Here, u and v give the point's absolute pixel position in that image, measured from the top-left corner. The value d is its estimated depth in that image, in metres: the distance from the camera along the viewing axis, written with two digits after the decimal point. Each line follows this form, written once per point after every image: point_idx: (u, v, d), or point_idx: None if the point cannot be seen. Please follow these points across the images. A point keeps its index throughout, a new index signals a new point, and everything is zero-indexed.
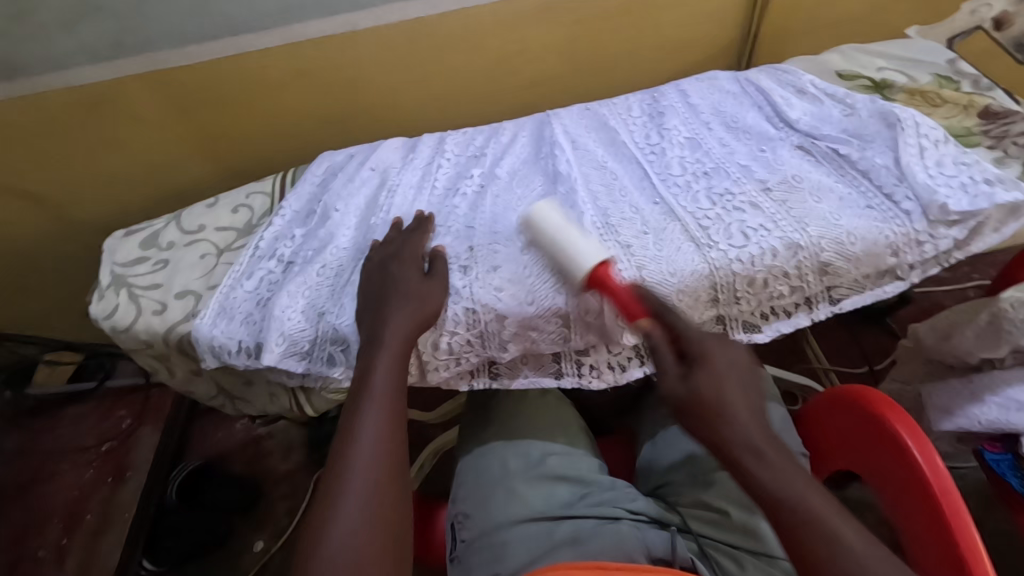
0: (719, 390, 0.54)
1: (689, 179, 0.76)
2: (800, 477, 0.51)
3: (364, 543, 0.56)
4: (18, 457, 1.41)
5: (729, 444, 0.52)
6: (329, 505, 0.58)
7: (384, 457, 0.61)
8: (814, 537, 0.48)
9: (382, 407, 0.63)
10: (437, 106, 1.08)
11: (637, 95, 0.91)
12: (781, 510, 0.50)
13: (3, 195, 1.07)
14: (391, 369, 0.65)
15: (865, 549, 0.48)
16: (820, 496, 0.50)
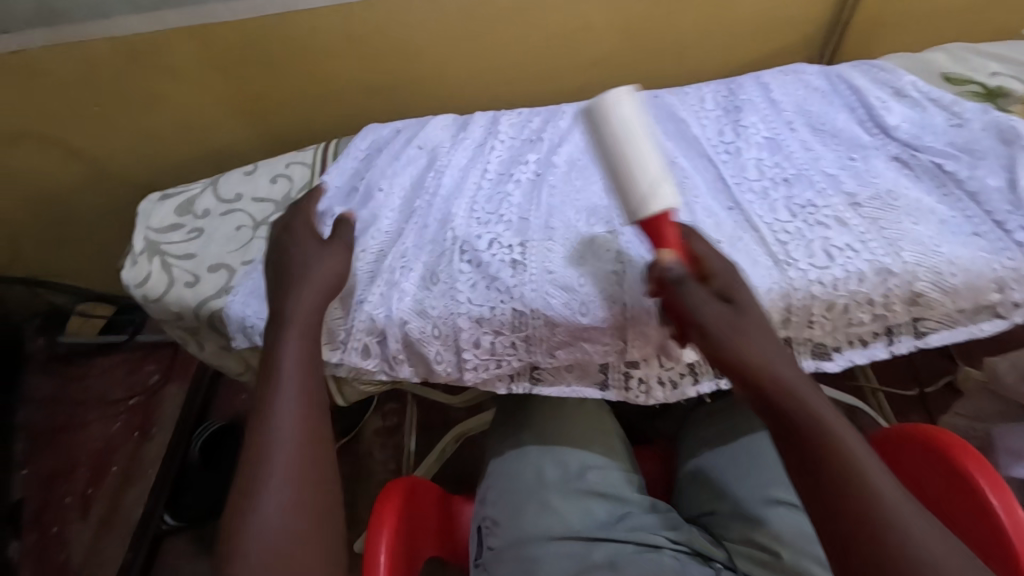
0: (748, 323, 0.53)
1: (767, 186, 0.69)
2: (839, 416, 0.48)
3: (293, 543, 0.48)
4: (46, 403, 1.39)
5: (776, 375, 0.50)
6: (245, 501, 0.49)
7: (305, 441, 0.52)
8: (852, 472, 0.45)
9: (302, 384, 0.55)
10: (491, 80, 1.02)
11: (712, 84, 0.83)
12: (820, 440, 0.46)
13: (40, 144, 1.05)
14: (306, 339, 0.58)
15: (897, 493, 0.44)
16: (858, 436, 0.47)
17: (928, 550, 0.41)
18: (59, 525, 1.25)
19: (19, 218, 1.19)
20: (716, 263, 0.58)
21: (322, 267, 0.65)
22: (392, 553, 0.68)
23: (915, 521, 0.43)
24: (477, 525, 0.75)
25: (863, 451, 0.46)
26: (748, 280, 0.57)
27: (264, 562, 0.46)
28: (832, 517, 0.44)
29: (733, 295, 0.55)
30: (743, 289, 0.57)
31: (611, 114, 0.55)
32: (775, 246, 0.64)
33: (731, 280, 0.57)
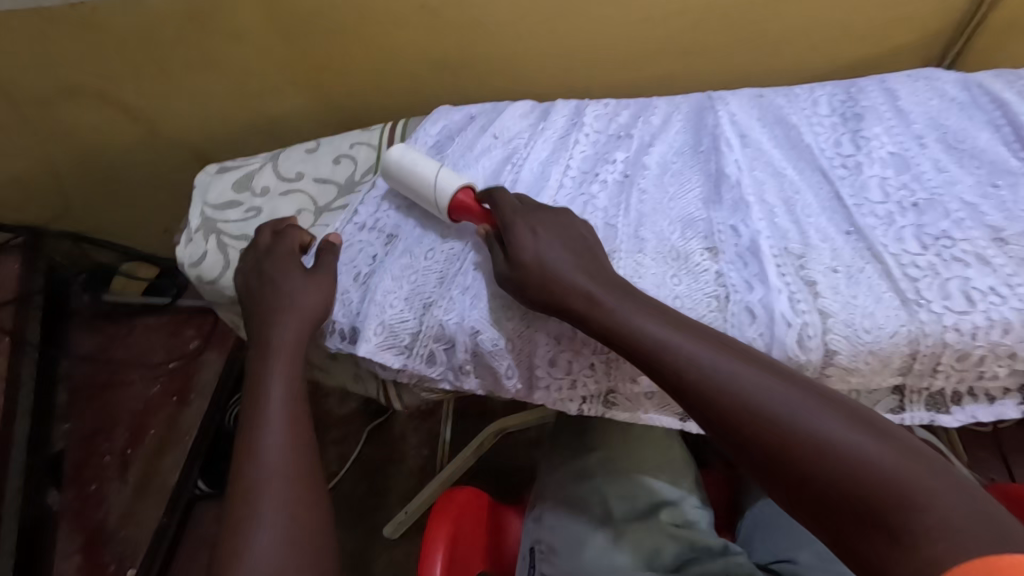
0: (600, 283, 0.58)
1: (893, 211, 0.61)
2: (718, 352, 0.52)
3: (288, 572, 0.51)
4: (86, 362, 1.32)
5: (653, 335, 0.53)
6: (238, 539, 0.52)
7: (291, 472, 0.56)
8: (740, 403, 0.48)
9: (285, 416, 0.59)
10: (571, 63, 0.94)
11: (828, 86, 0.75)
12: (703, 387, 0.50)
13: (95, 99, 1.01)
14: (291, 372, 0.62)
15: (786, 398, 0.48)
16: (740, 361, 0.51)
17: (831, 434, 0.45)
18: (98, 483, 1.18)
19: (71, 176, 1.16)
20: (526, 225, 0.61)
21: (298, 293, 0.64)
22: (446, 565, 0.64)
23: (813, 414, 0.47)
24: (529, 545, 0.70)
25: (742, 374, 0.50)
26: (576, 236, 0.61)
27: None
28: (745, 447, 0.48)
29: (568, 252, 0.60)
30: (569, 246, 0.60)
31: (386, 163, 0.71)
32: (903, 282, 0.56)
33: (554, 239, 0.60)
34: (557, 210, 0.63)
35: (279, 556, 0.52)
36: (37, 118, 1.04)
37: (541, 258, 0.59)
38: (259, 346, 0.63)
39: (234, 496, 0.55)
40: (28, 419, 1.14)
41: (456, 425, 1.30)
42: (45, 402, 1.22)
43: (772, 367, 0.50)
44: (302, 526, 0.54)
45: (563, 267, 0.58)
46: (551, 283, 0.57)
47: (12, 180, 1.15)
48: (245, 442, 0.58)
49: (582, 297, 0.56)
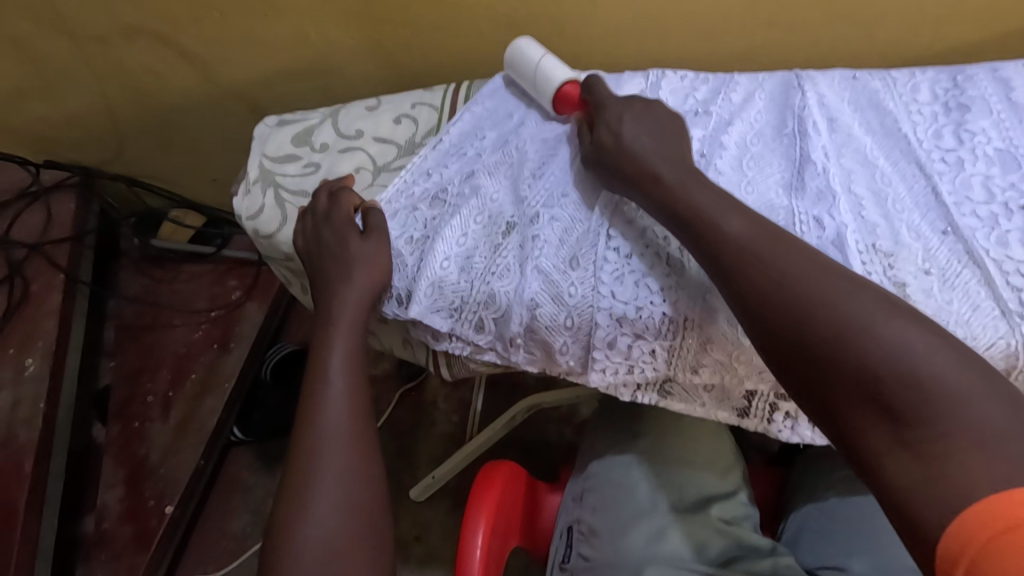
0: (669, 162, 0.60)
1: (998, 213, 0.56)
2: (757, 233, 0.52)
3: (342, 541, 0.52)
4: (133, 302, 1.35)
5: (701, 211, 0.55)
6: (295, 503, 0.53)
7: (348, 441, 0.56)
8: (773, 281, 0.49)
9: (346, 386, 0.59)
10: (643, 30, 0.88)
11: (930, 71, 0.69)
12: (739, 263, 0.51)
13: (155, 43, 1.00)
14: (350, 342, 0.61)
15: (824, 281, 0.47)
16: (780, 245, 0.50)
17: (865, 314, 0.44)
18: (141, 421, 1.21)
19: (128, 119, 1.16)
20: (614, 110, 0.66)
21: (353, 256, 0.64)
22: (489, 538, 0.64)
23: (846, 297, 0.46)
24: (569, 525, 0.70)
25: (783, 256, 0.50)
26: (665, 128, 0.65)
27: (325, 546, 0.52)
28: (769, 325, 0.48)
29: (648, 135, 0.63)
30: (651, 131, 0.64)
31: (506, 58, 0.76)
32: (1004, 292, 0.52)
33: (639, 122, 0.64)
34: (653, 104, 0.67)
35: (335, 524, 0.53)
36: (98, 58, 1.04)
37: (619, 138, 0.63)
38: (324, 310, 0.64)
39: (293, 459, 0.56)
40: (78, 354, 1.18)
41: (490, 395, 1.30)
42: (94, 337, 1.27)
43: (814, 255, 0.50)
44: (355, 496, 0.55)
45: (635, 143, 0.62)
46: (619, 158, 0.62)
47: (71, 119, 1.16)
48: (306, 406, 0.58)
49: (645, 178, 0.60)
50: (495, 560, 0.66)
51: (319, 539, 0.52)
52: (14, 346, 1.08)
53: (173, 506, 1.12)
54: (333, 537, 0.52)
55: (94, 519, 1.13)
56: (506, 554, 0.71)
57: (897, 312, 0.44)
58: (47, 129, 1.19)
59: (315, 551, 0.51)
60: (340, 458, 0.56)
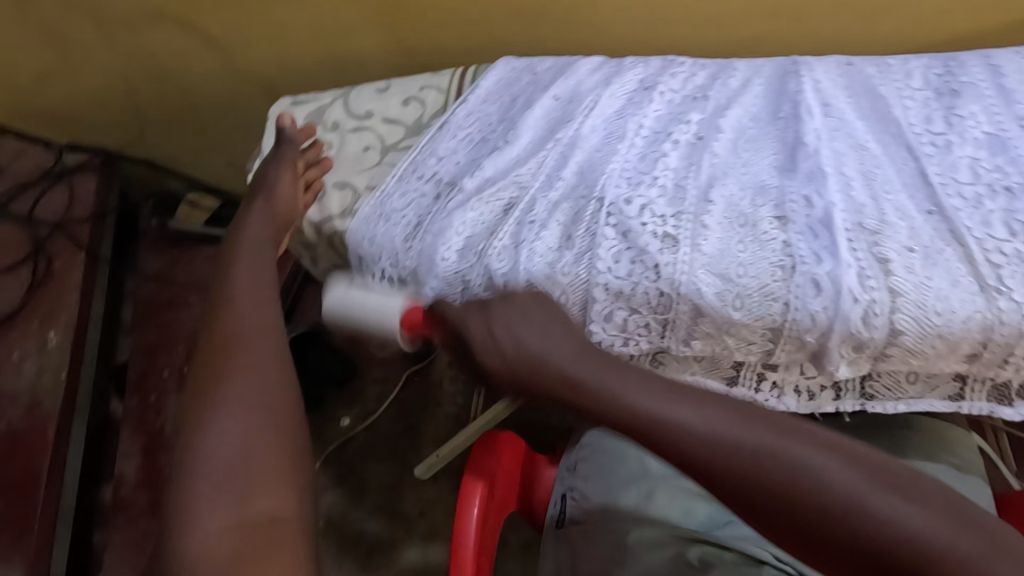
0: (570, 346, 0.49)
1: (982, 194, 0.58)
2: (710, 416, 0.43)
3: (250, 435, 0.47)
4: (151, 282, 1.39)
5: (636, 401, 0.45)
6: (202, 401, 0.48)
7: (257, 344, 0.52)
8: (746, 470, 0.40)
9: (251, 300, 0.55)
10: (646, 21, 0.91)
11: (923, 58, 0.71)
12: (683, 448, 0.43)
13: (177, 29, 1.04)
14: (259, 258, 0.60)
15: (778, 443, 0.41)
16: (741, 418, 0.43)
17: (851, 481, 0.39)
18: (157, 395, 1.26)
19: (148, 103, 1.21)
20: (482, 322, 0.52)
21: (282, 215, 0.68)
22: (484, 502, 0.66)
23: (826, 467, 0.39)
24: (562, 492, 0.74)
25: (719, 430, 0.42)
26: (536, 315, 0.52)
27: (235, 444, 0.47)
28: (775, 522, 0.40)
29: (534, 335, 0.50)
30: (539, 327, 0.50)
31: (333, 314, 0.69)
32: (984, 268, 0.54)
33: (522, 321, 0.51)
34: (513, 298, 0.54)
35: (244, 429, 0.47)
36: (122, 40, 1.08)
37: (504, 352, 0.50)
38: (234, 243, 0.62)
39: (196, 376, 0.51)
40: (98, 329, 1.22)
41: None
42: (113, 316, 1.31)
43: (781, 422, 0.42)
44: (265, 398, 0.49)
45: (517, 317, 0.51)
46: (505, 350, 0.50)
47: (95, 102, 1.21)
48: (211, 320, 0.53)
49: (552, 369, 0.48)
50: (491, 521, 0.69)
51: (226, 449, 0.46)
52: (39, 319, 1.13)
53: None
54: (242, 446, 0.47)
55: (111, 488, 1.17)
56: (503, 518, 0.74)
57: (872, 469, 0.39)
58: (72, 112, 1.23)
59: (223, 460, 0.46)
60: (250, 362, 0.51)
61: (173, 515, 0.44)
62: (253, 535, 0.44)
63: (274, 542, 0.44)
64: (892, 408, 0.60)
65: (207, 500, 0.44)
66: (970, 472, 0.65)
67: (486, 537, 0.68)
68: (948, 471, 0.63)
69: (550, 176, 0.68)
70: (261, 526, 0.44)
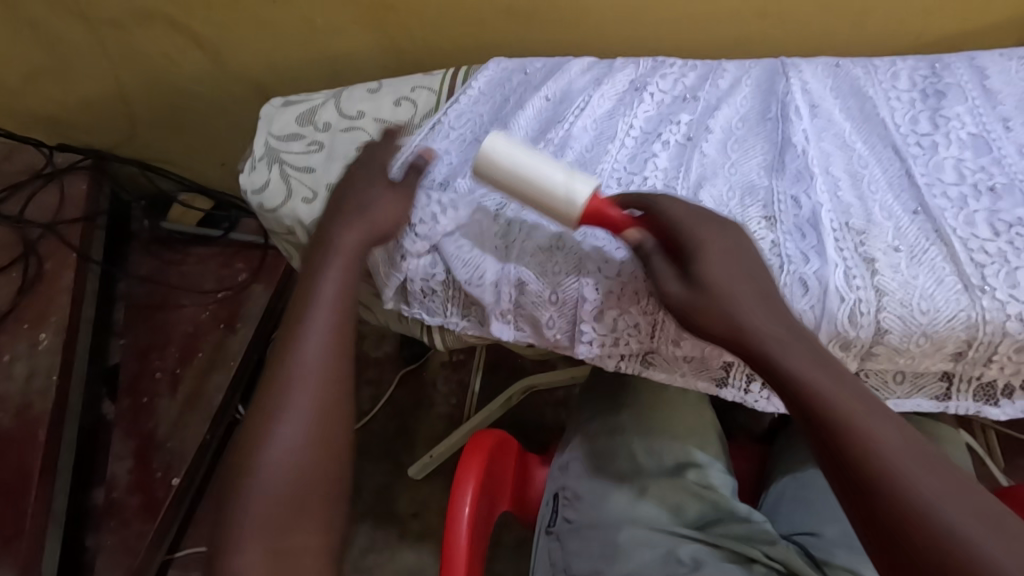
0: (778, 323, 0.52)
1: (967, 193, 0.59)
2: (815, 366, 0.50)
3: (303, 467, 0.51)
4: (143, 282, 1.38)
5: (758, 333, 0.52)
6: (268, 420, 0.52)
7: (326, 384, 0.54)
8: (838, 431, 0.47)
9: (323, 328, 0.56)
10: (637, 22, 0.92)
11: (909, 59, 0.72)
12: (856, 453, 0.46)
13: (169, 29, 1.04)
14: (346, 272, 0.60)
15: (950, 499, 0.44)
16: (840, 383, 0.49)
17: (919, 483, 0.44)
18: (149, 397, 1.25)
19: (139, 103, 1.20)
20: (695, 234, 0.56)
21: (377, 216, 0.63)
22: (476, 500, 0.67)
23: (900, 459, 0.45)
24: (554, 492, 0.74)
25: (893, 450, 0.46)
26: (713, 242, 0.56)
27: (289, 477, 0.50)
28: (848, 479, 0.47)
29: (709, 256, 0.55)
30: (729, 258, 0.55)
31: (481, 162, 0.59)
32: (968, 268, 0.54)
33: (716, 247, 0.55)
34: (718, 221, 0.57)
35: (299, 460, 0.51)
36: (112, 40, 1.07)
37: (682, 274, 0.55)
38: (324, 244, 0.61)
39: (265, 393, 0.54)
40: (89, 330, 1.22)
41: (487, 378, 1.33)
42: (105, 318, 1.30)
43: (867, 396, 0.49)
44: (331, 440, 0.53)
45: (732, 285, 0.54)
46: (695, 275, 0.54)
47: (86, 102, 1.20)
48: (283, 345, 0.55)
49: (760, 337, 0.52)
50: (483, 520, 0.70)
51: (280, 470, 0.50)
52: (29, 321, 1.12)
53: (179, 478, 1.17)
54: (293, 474, 0.50)
55: (104, 490, 1.16)
56: (495, 517, 0.75)
57: (942, 471, 0.45)
58: (62, 112, 1.22)
59: (272, 489, 0.49)
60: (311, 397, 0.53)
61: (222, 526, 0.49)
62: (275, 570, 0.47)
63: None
64: None
65: (250, 535, 0.48)
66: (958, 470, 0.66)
67: (478, 536, 0.68)
68: None
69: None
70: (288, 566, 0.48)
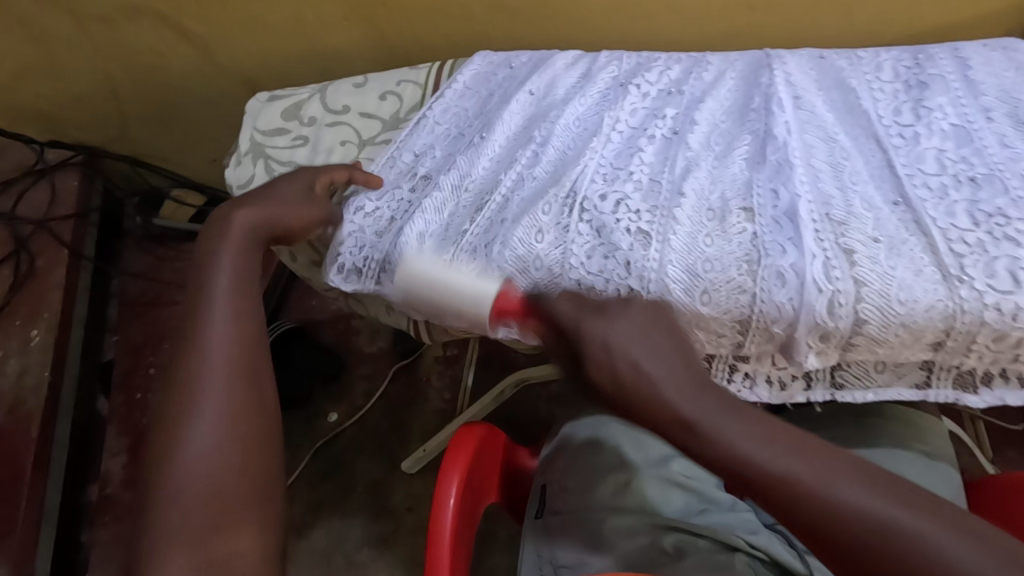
0: (688, 391, 0.44)
1: (948, 184, 0.59)
2: (763, 446, 0.41)
3: (223, 460, 0.45)
4: (136, 279, 1.38)
5: (690, 422, 0.43)
6: (175, 420, 0.46)
7: (238, 372, 0.49)
8: (817, 506, 0.39)
9: (228, 310, 0.52)
10: (625, 17, 0.92)
11: (893, 51, 0.72)
12: (835, 525, 0.38)
13: (157, 24, 1.03)
14: (245, 254, 0.57)
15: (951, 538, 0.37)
16: (795, 456, 0.41)
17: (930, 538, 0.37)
18: (142, 393, 1.25)
19: (129, 99, 1.20)
20: (592, 321, 0.49)
21: (282, 206, 0.63)
22: (461, 493, 0.67)
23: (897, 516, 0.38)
24: (541, 484, 0.75)
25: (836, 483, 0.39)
26: (624, 320, 0.48)
27: (209, 470, 0.45)
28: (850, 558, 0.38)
29: (619, 336, 0.47)
30: (635, 332, 0.47)
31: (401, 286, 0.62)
32: (947, 258, 0.54)
33: (619, 325, 0.48)
34: (631, 305, 0.50)
35: (221, 456, 0.46)
36: (101, 36, 1.07)
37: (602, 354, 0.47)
38: (215, 241, 0.57)
39: (169, 394, 0.48)
40: (82, 327, 1.22)
41: (481, 373, 1.33)
42: (98, 314, 1.30)
43: (830, 458, 0.41)
44: (247, 433, 0.47)
45: (636, 362, 0.46)
46: (605, 362, 0.46)
47: (75, 99, 1.19)
48: (184, 339, 0.50)
49: (673, 417, 0.43)
50: (467, 511, 0.69)
51: (202, 467, 0.45)
52: (21, 318, 1.12)
53: None
54: (209, 471, 0.45)
55: (98, 487, 1.17)
56: (479, 509, 0.74)
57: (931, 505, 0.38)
58: (53, 109, 1.22)
59: (188, 490, 0.44)
60: (222, 389, 0.48)
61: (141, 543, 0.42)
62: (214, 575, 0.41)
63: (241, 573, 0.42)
64: (861, 397, 0.60)
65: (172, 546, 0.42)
66: (941, 459, 0.67)
67: (461, 527, 0.67)
68: (912, 459, 0.66)
69: (524, 170, 0.69)
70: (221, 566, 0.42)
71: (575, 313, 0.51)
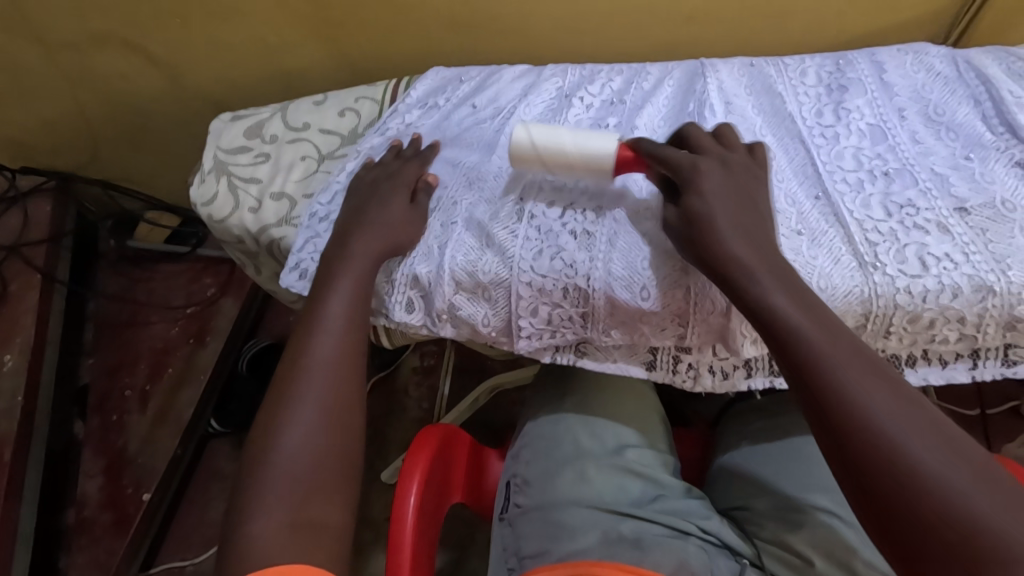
0: (756, 250, 0.55)
1: (864, 179, 0.63)
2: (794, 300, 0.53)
3: (314, 453, 0.53)
4: (111, 302, 1.39)
5: (744, 262, 0.54)
6: (282, 408, 0.55)
7: (341, 377, 0.58)
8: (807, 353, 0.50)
9: (339, 325, 0.60)
10: (579, 29, 0.96)
11: (818, 57, 0.77)
12: (817, 373, 0.48)
13: (122, 50, 1.05)
14: (361, 277, 0.63)
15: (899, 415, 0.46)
16: (809, 310, 0.52)
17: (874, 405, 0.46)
18: (118, 414, 1.26)
19: (99, 124, 1.21)
20: (703, 167, 0.59)
21: (392, 227, 0.66)
22: (422, 490, 0.69)
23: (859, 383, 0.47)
24: (506, 480, 0.77)
25: (870, 395, 0.47)
26: (729, 176, 0.59)
27: (297, 464, 0.52)
28: (813, 400, 0.48)
29: (719, 199, 0.57)
30: (730, 200, 0.57)
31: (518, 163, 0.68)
32: (861, 246, 0.59)
33: (723, 186, 0.58)
34: (732, 168, 0.60)
35: (312, 447, 0.53)
36: (68, 64, 1.08)
37: (694, 207, 0.57)
38: (338, 260, 0.64)
39: (282, 385, 0.57)
40: (56, 351, 1.22)
41: (457, 380, 1.35)
42: (73, 337, 1.30)
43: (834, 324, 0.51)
44: (345, 437, 0.55)
45: (722, 216, 0.56)
46: (700, 203, 0.57)
47: (45, 124, 1.20)
48: (299, 338, 0.60)
49: (746, 276, 0.54)
50: (430, 512, 0.71)
51: (296, 457, 0.52)
52: None
53: (149, 493, 1.17)
54: (310, 460, 0.53)
55: (75, 510, 1.17)
56: (443, 509, 0.76)
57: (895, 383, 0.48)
58: (22, 136, 1.23)
59: (285, 469, 0.52)
60: (323, 386, 0.57)
61: (244, 497, 0.51)
62: (299, 535, 0.49)
63: (316, 548, 0.49)
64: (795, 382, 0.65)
65: (264, 511, 0.49)
66: None
67: (425, 525, 0.70)
68: None
69: (472, 175, 0.72)
70: (313, 534, 0.49)
71: (690, 160, 0.60)
